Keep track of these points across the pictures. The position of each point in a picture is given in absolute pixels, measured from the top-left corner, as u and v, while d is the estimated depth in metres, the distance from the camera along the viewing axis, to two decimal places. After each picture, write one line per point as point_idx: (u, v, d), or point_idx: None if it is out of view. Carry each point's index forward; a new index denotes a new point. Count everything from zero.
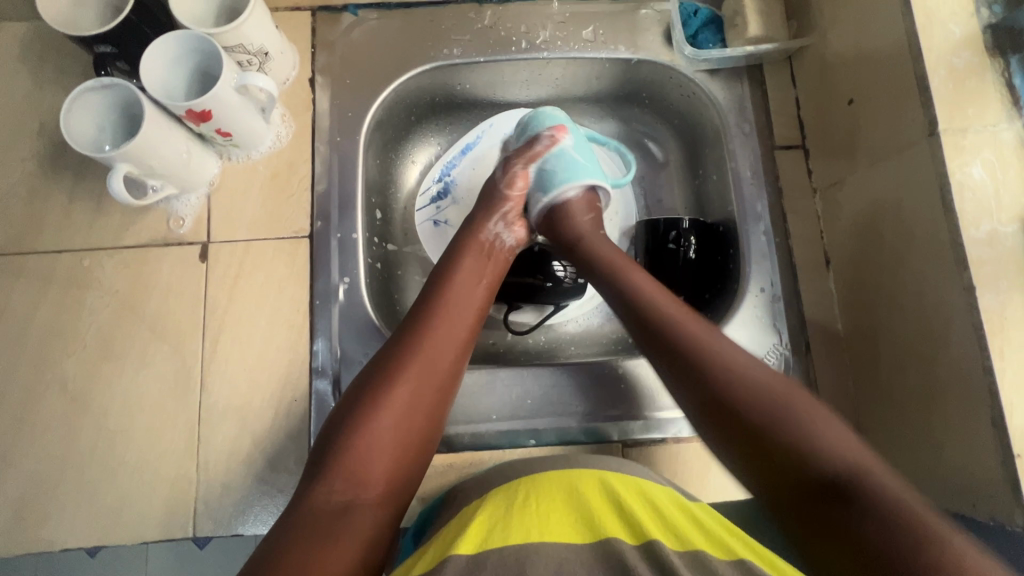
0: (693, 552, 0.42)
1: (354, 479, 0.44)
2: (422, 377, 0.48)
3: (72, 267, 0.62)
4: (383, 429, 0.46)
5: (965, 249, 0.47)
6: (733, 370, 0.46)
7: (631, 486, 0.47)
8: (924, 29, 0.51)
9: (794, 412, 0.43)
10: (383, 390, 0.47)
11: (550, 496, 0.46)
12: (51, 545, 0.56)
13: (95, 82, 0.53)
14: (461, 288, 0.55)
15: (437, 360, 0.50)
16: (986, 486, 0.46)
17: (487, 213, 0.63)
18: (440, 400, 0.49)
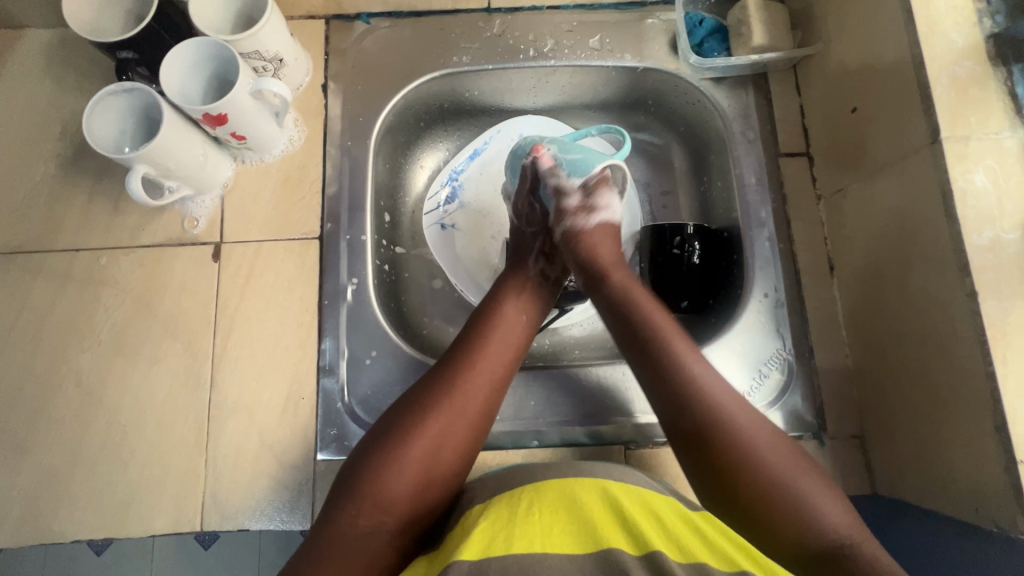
0: (697, 565, 0.42)
1: (381, 508, 0.46)
2: (455, 419, 0.49)
3: (89, 265, 0.64)
4: (411, 465, 0.47)
5: (967, 255, 0.48)
6: (732, 422, 0.48)
7: (635, 497, 0.48)
8: (926, 39, 0.52)
9: (786, 480, 0.46)
10: (415, 426, 0.48)
11: (552, 505, 0.46)
12: (61, 536, 0.58)
13: (116, 87, 0.55)
14: (501, 326, 0.56)
15: (471, 398, 0.51)
16: (990, 493, 0.46)
17: (522, 252, 0.64)
18: (472, 440, 0.50)
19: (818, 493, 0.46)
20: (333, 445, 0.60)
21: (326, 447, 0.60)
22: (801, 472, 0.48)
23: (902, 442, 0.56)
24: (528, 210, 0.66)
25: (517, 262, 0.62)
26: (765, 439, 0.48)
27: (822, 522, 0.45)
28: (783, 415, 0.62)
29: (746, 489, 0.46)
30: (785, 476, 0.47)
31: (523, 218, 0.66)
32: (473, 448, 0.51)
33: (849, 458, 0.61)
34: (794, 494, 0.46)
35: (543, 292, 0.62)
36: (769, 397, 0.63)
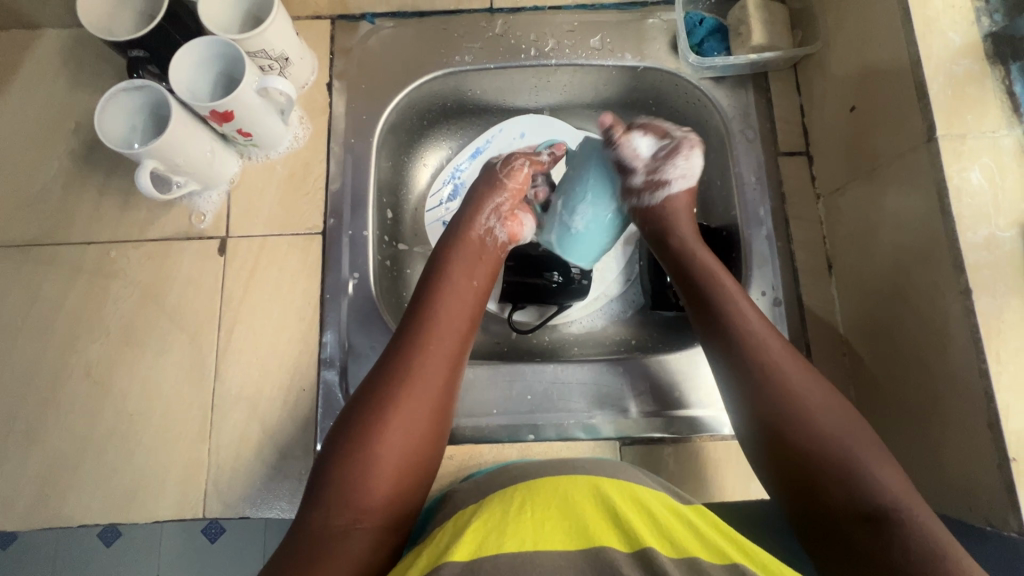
0: (689, 560, 0.43)
1: (354, 505, 0.45)
2: (412, 400, 0.49)
3: (99, 258, 0.66)
4: (379, 456, 0.47)
5: (962, 253, 0.48)
6: (783, 375, 0.49)
7: (626, 491, 0.48)
8: (923, 37, 0.52)
9: (847, 445, 0.45)
10: (377, 417, 0.48)
11: (544, 504, 0.47)
12: (69, 521, 0.59)
13: (127, 84, 0.57)
14: (452, 300, 0.56)
15: (427, 384, 0.50)
16: (984, 491, 0.46)
17: (477, 208, 0.63)
18: (431, 419, 0.50)
19: (874, 459, 0.45)
20: None
21: (326, 438, 0.61)
22: (862, 438, 0.46)
23: (898, 441, 0.56)
24: (516, 164, 0.65)
25: (466, 226, 0.62)
26: (818, 397, 0.48)
27: (873, 483, 0.44)
28: None
29: (790, 440, 0.47)
30: (837, 435, 0.46)
31: (506, 167, 0.65)
32: (440, 429, 0.51)
33: None
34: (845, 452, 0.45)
35: (490, 256, 0.62)
36: None
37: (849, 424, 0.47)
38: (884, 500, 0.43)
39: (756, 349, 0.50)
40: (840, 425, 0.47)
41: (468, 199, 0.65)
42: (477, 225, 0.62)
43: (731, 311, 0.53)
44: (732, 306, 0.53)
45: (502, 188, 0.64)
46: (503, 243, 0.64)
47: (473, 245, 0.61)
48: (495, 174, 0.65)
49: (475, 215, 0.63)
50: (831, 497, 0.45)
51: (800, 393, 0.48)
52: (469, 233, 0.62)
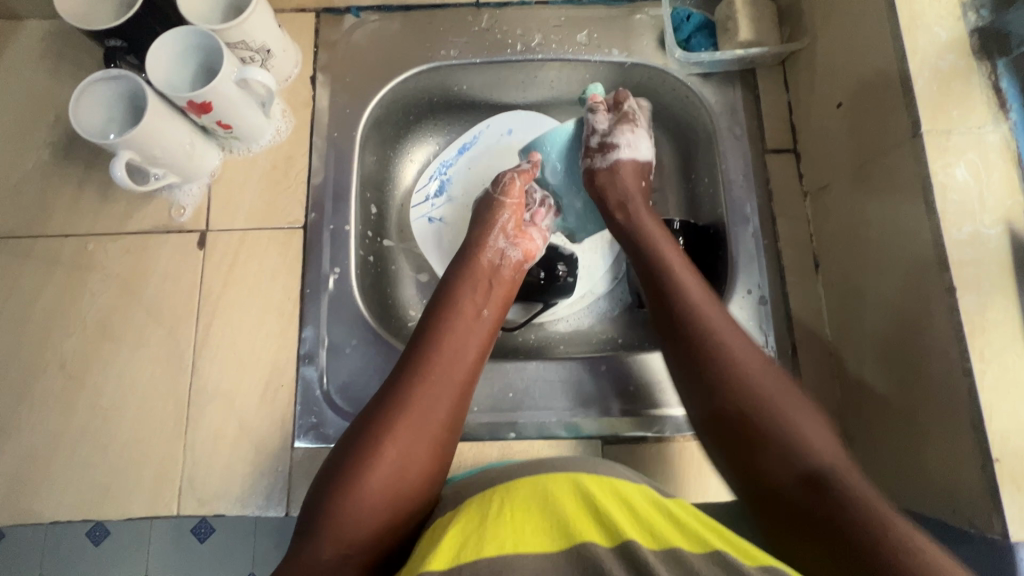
0: (671, 550, 0.41)
1: (344, 536, 0.45)
2: (416, 425, 0.50)
3: (77, 251, 0.65)
4: (377, 484, 0.47)
5: (946, 250, 0.47)
6: (723, 349, 0.51)
7: (606, 486, 0.47)
8: (909, 32, 0.51)
9: (784, 416, 0.47)
10: (378, 443, 0.49)
11: (522, 508, 0.45)
12: (40, 518, 0.58)
13: (104, 73, 0.56)
14: (461, 326, 0.57)
15: (430, 408, 0.51)
16: (968, 492, 0.45)
17: (486, 231, 0.65)
18: (435, 445, 0.51)
19: (812, 428, 0.46)
20: (311, 433, 0.61)
21: (305, 435, 0.60)
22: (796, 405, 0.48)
23: (883, 442, 0.55)
24: (508, 182, 0.67)
25: (477, 249, 0.63)
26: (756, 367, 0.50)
27: (806, 446, 0.45)
28: None
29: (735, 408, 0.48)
30: (776, 404, 0.48)
31: (499, 187, 0.67)
32: (443, 456, 0.52)
33: None
34: (784, 419, 0.47)
35: (503, 280, 0.63)
36: None
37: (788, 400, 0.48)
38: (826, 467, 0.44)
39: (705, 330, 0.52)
40: (778, 395, 0.48)
41: (474, 221, 0.66)
42: (488, 249, 0.63)
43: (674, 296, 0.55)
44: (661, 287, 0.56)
45: (506, 206, 0.66)
46: (516, 262, 0.64)
47: (484, 271, 0.62)
48: (491, 197, 0.67)
49: (486, 239, 0.64)
50: (774, 474, 0.45)
51: (743, 370, 0.49)
52: (479, 257, 0.63)
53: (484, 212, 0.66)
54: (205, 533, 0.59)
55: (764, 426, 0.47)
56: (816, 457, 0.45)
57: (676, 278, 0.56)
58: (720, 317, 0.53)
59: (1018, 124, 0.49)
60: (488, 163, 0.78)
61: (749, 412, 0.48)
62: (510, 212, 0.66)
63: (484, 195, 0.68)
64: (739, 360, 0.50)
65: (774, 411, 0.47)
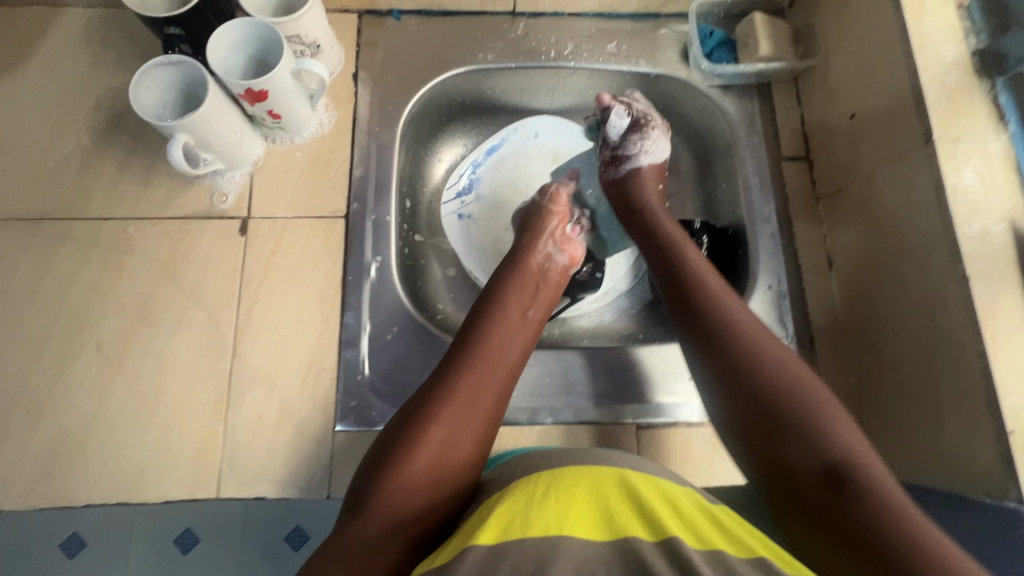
0: (716, 553, 0.41)
1: (390, 512, 0.44)
2: (460, 416, 0.49)
3: (116, 233, 0.65)
4: (420, 467, 0.46)
5: (960, 244, 0.52)
6: (768, 358, 0.50)
7: (648, 483, 0.46)
8: (919, 52, 0.57)
9: (828, 423, 0.46)
10: (423, 429, 0.48)
11: (571, 492, 0.44)
12: (74, 500, 0.58)
13: (165, 59, 0.58)
14: (508, 323, 0.57)
15: (480, 393, 0.51)
16: (985, 465, 0.50)
17: (536, 237, 0.66)
18: (477, 437, 0.50)
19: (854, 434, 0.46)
20: (352, 416, 0.61)
21: (346, 418, 0.61)
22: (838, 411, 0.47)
23: (898, 425, 0.59)
24: (554, 191, 0.70)
25: (526, 252, 0.64)
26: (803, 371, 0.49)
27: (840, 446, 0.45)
28: None
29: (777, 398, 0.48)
30: (812, 397, 0.47)
31: (546, 197, 0.70)
32: (481, 452, 0.50)
33: None
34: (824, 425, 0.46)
35: (550, 283, 0.64)
36: None
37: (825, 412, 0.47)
38: (854, 464, 0.44)
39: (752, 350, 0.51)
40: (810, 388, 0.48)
41: (524, 227, 0.68)
42: (538, 253, 0.64)
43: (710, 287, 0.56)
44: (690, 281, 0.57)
45: (555, 213, 0.68)
46: (562, 266, 0.66)
47: (532, 273, 0.63)
48: (539, 205, 0.69)
49: (535, 242, 0.65)
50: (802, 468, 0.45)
51: (781, 378, 0.49)
52: (527, 257, 0.64)
53: (534, 216, 0.68)
54: (188, 543, 0.57)
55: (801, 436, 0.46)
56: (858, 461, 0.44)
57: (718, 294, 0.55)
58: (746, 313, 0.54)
59: (1016, 134, 0.55)
60: (517, 164, 0.81)
61: (787, 421, 0.47)
62: (559, 222, 0.68)
63: (533, 201, 0.70)
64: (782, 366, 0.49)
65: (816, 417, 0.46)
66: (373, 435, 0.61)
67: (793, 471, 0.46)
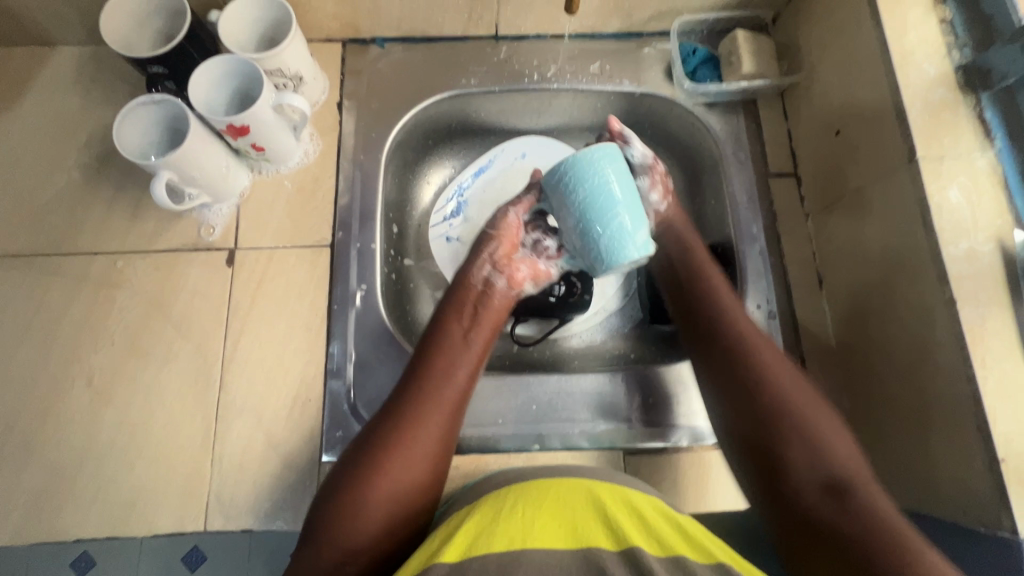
0: (676, 559, 0.41)
1: (342, 545, 0.46)
2: (406, 449, 0.50)
3: (106, 268, 0.66)
4: (371, 501, 0.48)
5: (946, 265, 0.51)
6: (792, 406, 0.53)
7: (615, 493, 0.46)
8: (901, 69, 0.56)
9: (814, 429, 0.51)
10: (369, 465, 0.49)
11: (540, 503, 0.45)
12: (65, 535, 0.58)
13: (147, 98, 0.59)
14: (448, 351, 0.56)
15: (422, 427, 0.51)
16: (977, 492, 0.48)
17: (472, 262, 0.64)
18: (424, 467, 0.50)
19: (836, 436, 0.51)
20: (338, 447, 0.61)
21: (331, 449, 0.61)
22: (821, 412, 0.53)
23: (891, 447, 0.58)
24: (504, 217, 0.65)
25: (463, 279, 0.63)
26: (794, 385, 0.54)
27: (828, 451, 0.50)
28: None
29: (772, 409, 0.53)
30: (806, 418, 0.52)
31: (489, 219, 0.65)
32: (434, 481, 0.51)
33: None
34: (808, 425, 0.52)
35: (492, 306, 0.62)
36: None
37: (819, 430, 0.51)
38: (844, 469, 0.49)
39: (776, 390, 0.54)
40: (805, 400, 0.53)
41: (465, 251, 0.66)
42: (475, 279, 0.63)
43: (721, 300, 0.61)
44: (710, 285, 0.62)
45: (496, 236, 0.64)
46: (503, 290, 0.63)
47: (472, 300, 0.61)
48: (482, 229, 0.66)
49: (472, 267, 0.63)
50: (800, 480, 0.50)
51: (779, 387, 0.54)
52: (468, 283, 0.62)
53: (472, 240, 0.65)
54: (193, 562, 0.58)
55: (800, 448, 0.51)
56: (835, 460, 0.50)
57: (732, 312, 0.59)
58: (750, 323, 0.59)
59: (1002, 151, 0.54)
60: (504, 185, 0.81)
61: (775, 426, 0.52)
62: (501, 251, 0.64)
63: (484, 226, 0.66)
64: (778, 382, 0.54)
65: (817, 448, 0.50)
66: None
67: (797, 490, 0.50)
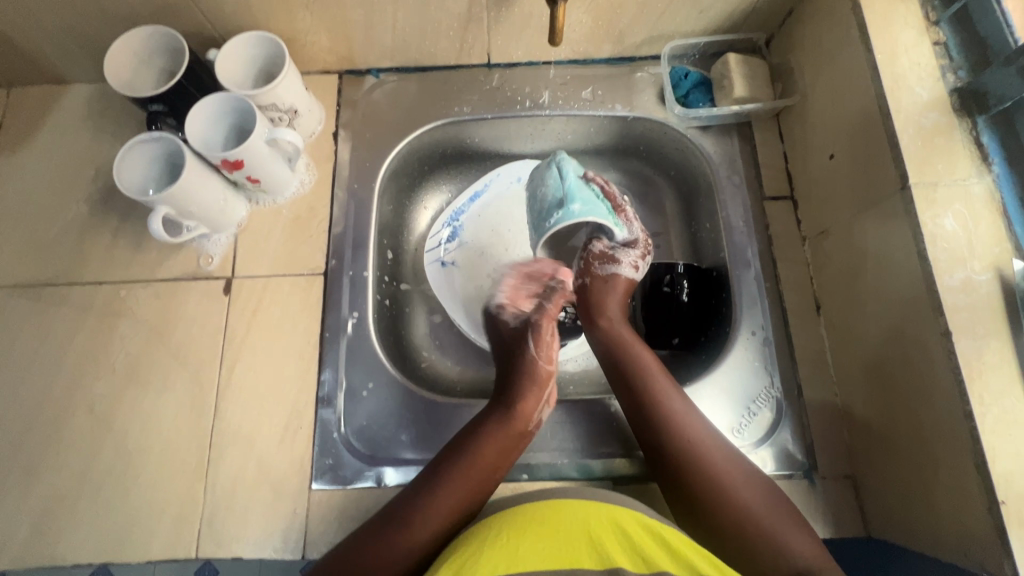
0: (658, 573, 0.41)
1: (411, 546, 0.52)
2: (479, 468, 0.57)
3: (110, 297, 0.68)
4: (447, 508, 0.54)
5: (940, 295, 0.49)
6: (694, 443, 0.56)
7: (598, 509, 0.46)
8: (892, 94, 0.55)
9: (765, 523, 0.51)
10: (448, 477, 0.56)
11: (524, 528, 0.44)
12: (63, 560, 0.60)
13: (146, 136, 0.61)
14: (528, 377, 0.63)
15: (501, 451, 0.58)
16: (977, 534, 0.46)
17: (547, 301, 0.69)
18: (488, 487, 0.57)
19: (787, 528, 0.51)
20: (329, 474, 0.62)
21: (321, 477, 0.62)
22: (763, 495, 0.53)
23: (892, 481, 0.56)
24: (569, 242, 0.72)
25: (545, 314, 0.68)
26: (724, 460, 0.55)
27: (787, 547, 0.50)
28: (773, 453, 0.62)
29: (711, 488, 0.53)
30: (747, 502, 0.52)
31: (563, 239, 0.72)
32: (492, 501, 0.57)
33: (841, 498, 0.60)
34: (758, 517, 0.51)
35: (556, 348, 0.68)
36: (758, 435, 0.63)
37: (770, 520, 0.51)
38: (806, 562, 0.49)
39: (664, 417, 0.57)
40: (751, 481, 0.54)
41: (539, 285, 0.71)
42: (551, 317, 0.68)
43: (630, 364, 0.62)
44: (637, 357, 0.62)
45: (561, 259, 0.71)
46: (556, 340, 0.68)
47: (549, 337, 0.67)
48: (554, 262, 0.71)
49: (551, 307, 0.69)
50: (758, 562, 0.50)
51: (716, 465, 0.54)
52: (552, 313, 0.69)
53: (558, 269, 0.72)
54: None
55: (757, 537, 0.50)
56: (797, 553, 0.49)
57: (658, 388, 0.59)
58: (676, 399, 0.59)
59: (1000, 176, 0.52)
60: (500, 211, 0.81)
61: (724, 507, 0.52)
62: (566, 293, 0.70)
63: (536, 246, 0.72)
64: (712, 457, 0.55)
65: (720, 482, 0.53)
66: (349, 493, 0.62)
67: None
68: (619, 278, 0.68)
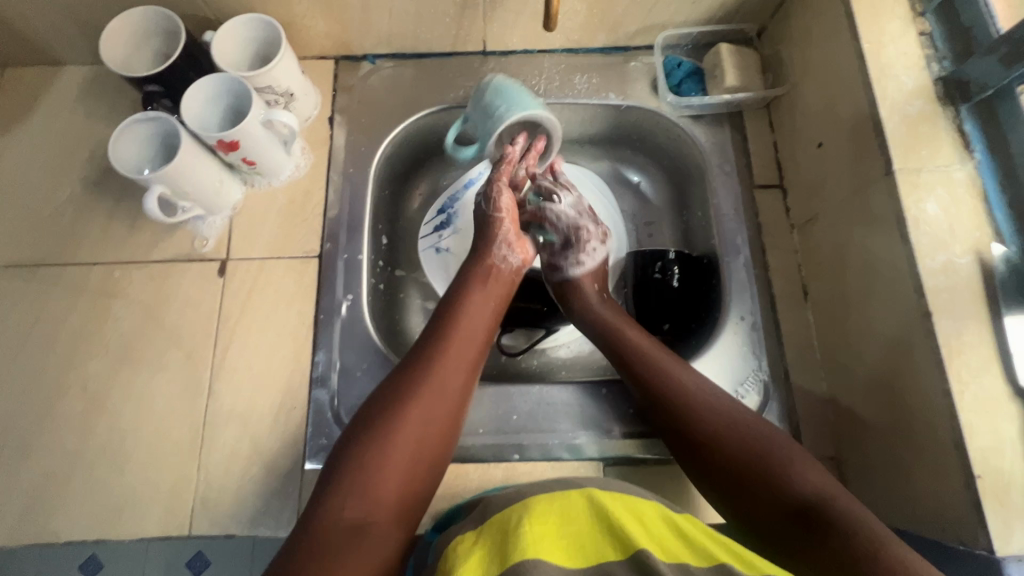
0: (679, 563, 0.41)
1: (371, 492, 0.47)
2: (434, 402, 0.52)
3: (104, 277, 0.69)
4: (401, 448, 0.49)
5: (923, 277, 0.50)
6: (678, 389, 0.56)
7: (618, 501, 0.46)
8: (878, 82, 0.57)
9: (768, 457, 0.50)
10: (398, 413, 0.51)
11: (546, 519, 0.44)
12: (55, 537, 0.60)
13: (142, 115, 0.61)
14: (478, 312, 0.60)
15: (452, 381, 0.54)
16: (955, 508, 0.48)
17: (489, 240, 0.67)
18: (447, 424, 0.52)
19: (796, 463, 0.49)
20: (322, 454, 0.63)
21: (315, 456, 0.62)
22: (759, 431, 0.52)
23: (875, 461, 0.57)
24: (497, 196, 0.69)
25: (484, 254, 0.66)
26: (713, 401, 0.55)
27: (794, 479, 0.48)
28: None
29: (707, 430, 0.53)
30: (745, 438, 0.51)
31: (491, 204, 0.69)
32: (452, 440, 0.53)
33: None
34: (758, 452, 0.50)
35: (503, 279, 0.65)
36: None
37: (772, 456, 0.50)
38: (815, 493, 0.47)
39: (647, 369, 0.58)
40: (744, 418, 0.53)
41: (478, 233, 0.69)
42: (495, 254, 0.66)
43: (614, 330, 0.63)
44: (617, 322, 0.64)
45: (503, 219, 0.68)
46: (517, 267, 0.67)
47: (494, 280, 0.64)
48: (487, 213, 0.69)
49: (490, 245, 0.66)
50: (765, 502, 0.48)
51: (706, 407, 0.54)
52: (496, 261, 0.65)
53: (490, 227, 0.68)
54: None
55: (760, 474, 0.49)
56: (804, 487, 0.47)
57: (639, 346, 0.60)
58: (659, 353, 0.60)
59: (981, 162, 0.53)
60: None
61: (724, 448, 0.51)
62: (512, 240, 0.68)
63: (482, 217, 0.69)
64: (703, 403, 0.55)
65: (712, 421, 0.53)
66: None
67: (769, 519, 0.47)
68: (581, 268, 0.70)
